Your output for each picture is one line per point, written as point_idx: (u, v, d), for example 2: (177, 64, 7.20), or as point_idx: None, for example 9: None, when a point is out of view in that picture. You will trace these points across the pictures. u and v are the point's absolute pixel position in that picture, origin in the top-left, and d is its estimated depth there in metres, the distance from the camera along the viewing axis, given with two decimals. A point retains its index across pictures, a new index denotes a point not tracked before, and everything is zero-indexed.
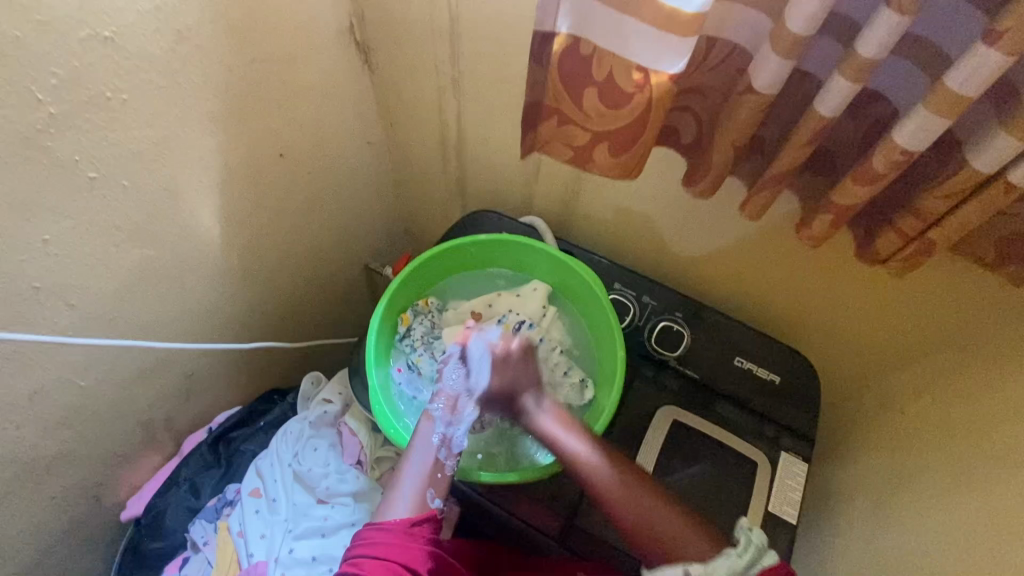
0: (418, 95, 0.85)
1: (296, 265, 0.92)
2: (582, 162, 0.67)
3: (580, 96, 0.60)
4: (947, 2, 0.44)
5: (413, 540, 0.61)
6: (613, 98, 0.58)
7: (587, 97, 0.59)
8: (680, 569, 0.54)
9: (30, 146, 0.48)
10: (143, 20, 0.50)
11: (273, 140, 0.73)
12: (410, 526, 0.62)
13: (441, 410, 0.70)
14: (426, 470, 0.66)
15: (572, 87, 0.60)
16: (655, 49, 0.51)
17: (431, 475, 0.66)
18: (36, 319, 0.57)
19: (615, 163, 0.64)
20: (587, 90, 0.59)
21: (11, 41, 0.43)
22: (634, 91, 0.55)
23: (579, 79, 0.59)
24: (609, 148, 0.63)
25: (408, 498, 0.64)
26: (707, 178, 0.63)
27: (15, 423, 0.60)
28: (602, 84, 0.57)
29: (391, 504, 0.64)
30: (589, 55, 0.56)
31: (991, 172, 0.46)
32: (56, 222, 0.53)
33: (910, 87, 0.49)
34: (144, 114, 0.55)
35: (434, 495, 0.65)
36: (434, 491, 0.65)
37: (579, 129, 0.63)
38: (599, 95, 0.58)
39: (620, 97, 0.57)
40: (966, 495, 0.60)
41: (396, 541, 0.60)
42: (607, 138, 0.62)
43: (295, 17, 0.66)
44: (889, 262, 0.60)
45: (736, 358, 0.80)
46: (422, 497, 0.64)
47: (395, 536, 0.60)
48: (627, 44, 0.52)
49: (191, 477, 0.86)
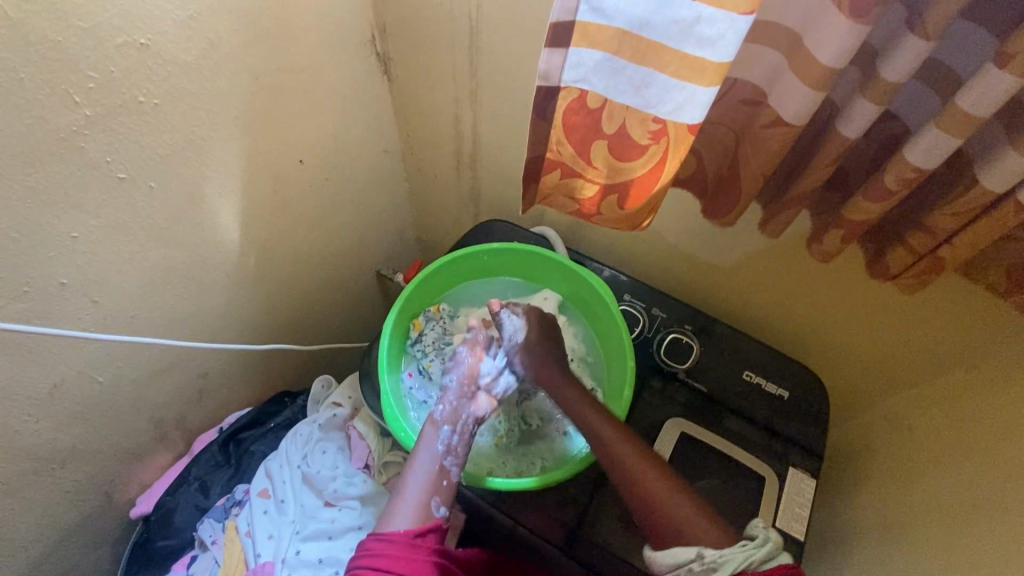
0: (436, 105, 0.87)
1: (311, 270, 0.93)
2: (589, 211, 0.68)
3: (588, 149, 0.60)
4: (960, 28, 0.45)
5: (417, 552, 0.62)
6: (626, 149, 0.58)
7: (597, 150, 0.60)
8: (693, 551, 0.56)
9: (64, 146, 0.50)
10: (177, 28, 0.52)
11: (295, 146, 0.75)
12: (415, 537, 0.63)
13: (444, 416, 0.70)
14: (432, 476, 0.67)
15: (581, 140, 0.60)
16: (677, 100, 0.51)
17: (436, 482, 0.67)
18: (61, 314, 0.58)
19: (627, 214, 0.66)
20: (596, 144, 0.59)
21: (52, 45, 0.45)
22: (650, 142, 0.56)
23: (587, 133, 0.59)
24: (620, 200, 0.64)
25: (412, 507, 0.65)
26: (730, 205, 0.65)
27: (33, 416, 0.61)
28: (614, 136, 0.58)
29: (395, 516, 0.65)
30: (598, 110, 0.56)
31: (1000, 192, 0.47)
32: (86, 220, 0.55)
33: (925, 109, 0.50)
34: (174, 118, 0.57)
35: (439, 504, 0.66)
36: (439, 499, 0.66)
37: (587, 180, 0.64)
38: (610, 147, 0.59)
39: (634, 149, 0.57)
40: (978, 515, 0.59)
41: (400, 554, 0.61)
42: (617, 188, 0.63)
43: (320, 27, 0.68)
44: (900, 278, 0.60)
45: (745, 372, 0.80)
46: (425, 507, 0.65)
47: (399, 548, 0.61)
48: (645, 97, 0.52)
49: (201, 476, 0.87)
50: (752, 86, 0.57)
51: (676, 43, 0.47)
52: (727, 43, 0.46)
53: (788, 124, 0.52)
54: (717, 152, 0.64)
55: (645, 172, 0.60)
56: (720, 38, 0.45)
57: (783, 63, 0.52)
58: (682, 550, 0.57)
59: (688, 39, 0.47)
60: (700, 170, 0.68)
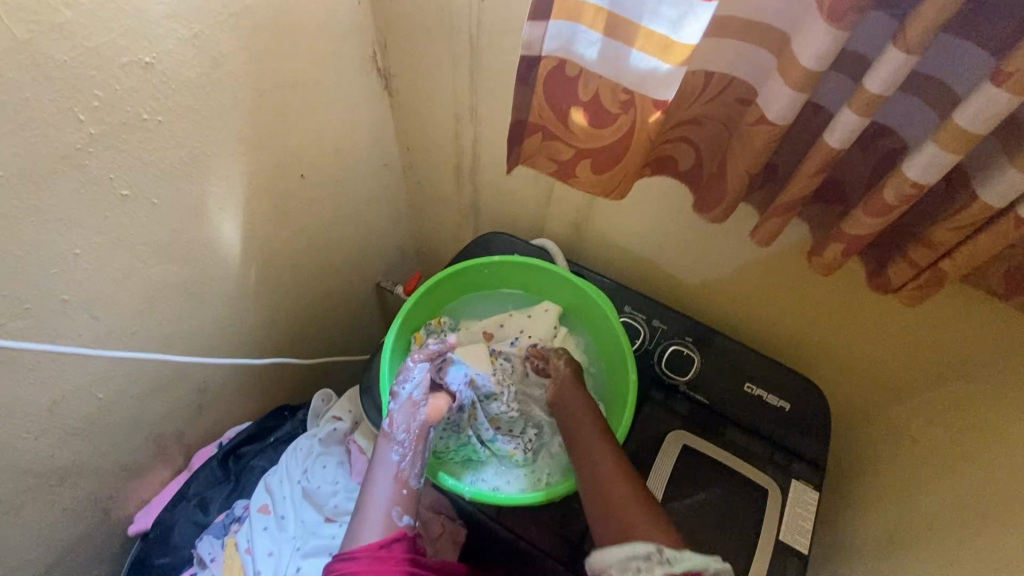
0: (434, 118, 0.88)
1: (312, 284, 0.93)
2: (567, 176, 0.68)
3: (565, 115, 0.61)
4: (950, 43, 0.46)
5: (385, 562, 0.60)
6: (599, 116, 0.59)
7: (573, 116, 0.61)
8: (653, 546, 0.57)
9: (68, 163, 0.50)
10: (180, 47, 0.53)
11: (296, 162, 0.76)
12: (380, 549, 0.61)
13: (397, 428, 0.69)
14: (391, 490, 0.66)
15: (558, 103, 0.60)
16: (644, 74, 0.52)
17: (396, 493, 0.66)
18: (62, 331, 0.58)
19: (599, 179, 0.65)
20: (573, 109, 0.60)
21: (58, 65, 0.45)
22: (620, 111, 0.57)
23: (565, 98, 0.60)
24: (593, 165, 0.64)
25: (377, 520, 0.64)
26: (720, 207, 0.64)
27: (32, 433, 0.61)
28: (588, 105, 0.59)
29: (359, 532, 0.63)
30: (576, 76, 0.58)
31: (999, 207, 0.48)
32: (87, 236, 0.55)
33: (920, 124, 0.51)
34: (176, 133, 0.57)
35: (401, 513, 0.65)
36: (400, 508, 0.65)
37: (564, 144, 0.64)
38: (585, 114, 0.60)
39: (607, 118, 0.59)
40: (982, 531, 0.59)
41: (366, 567, 0.59)
42: (590, 153, 0.64)
43: (320, 44, 0.69)
44: (900, 291, 0.61)
45: (747, 385, 0.80)
46: (388, 518, 0.64)
47: (365, 564, 0.60)
48: (614, 69, 0.54)
49: (200, 492, 0.86)
50: (746, 97, 0.58)
51: (643, 20, 0.49)
52: (688, 25, 0.47)
53: (776, 126, 0.52)
54: (709, 149, 0.65)
55: (617, 142, 0.60)
56: (681, 20, 0.47)
57: (772, 67, 0.53)
58: (639, 544, 0.58)
59: (656, 17, 0.48)
60: (695, 166, 0.68)
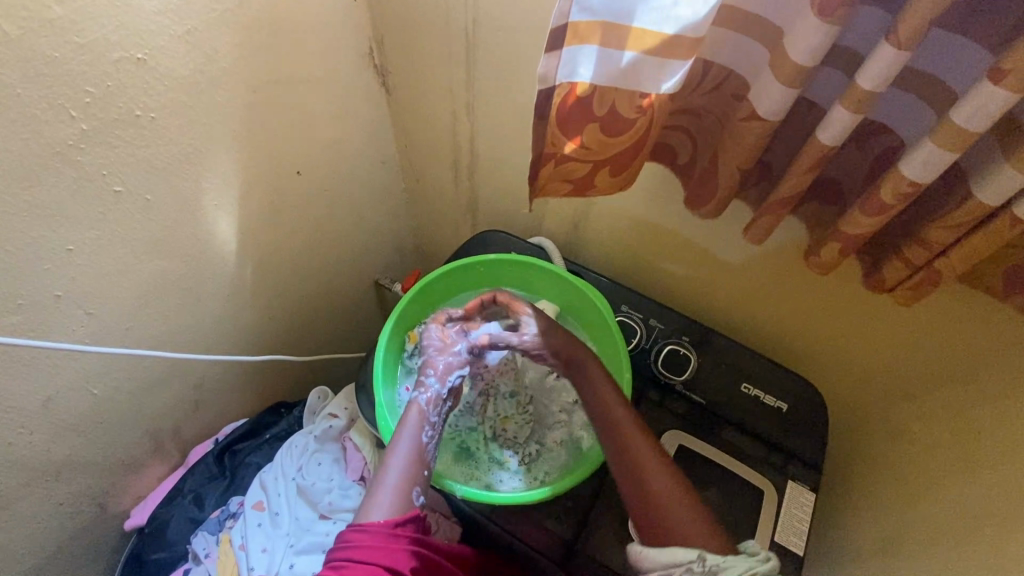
0: (432, 115, 0.87)
1: (308, 280, 0.93)
2: (583, 189, 0.66)
3: (580, 132, 0.59)
4: (947, 38, 0.45)
5: (396, 540, 0.59)
6: (615, 126, 0.58)
7: (589, 133, 0.58)
8: (696, 552, 0.55)
9: (60, 160, 0.50)
10: (173, 43, 0.53)
11: (291, 158, 0.76)
12: (394, 526, 0.60)
13: (428, 403, 0.71)
14: (412, 465, 0.65)
15: (573, 123, 0.58)
16: (658, 75, 0.52)
17: (416, 472, 0.65)
18: (57, 326, 0.58)
19: (616, 180, 0.65)
20: (589, 127, 0.58)
21: (49, 61, 0.45)
22: (638, 115, 0.57)
23: (579, 117, 0.57)
24: (611, 171, 0.63)
25: (392, 495, 0.63)
26: (711, 203, 0.64)
27: (27, 428, 0.61)
28: (604, 118, 0.57)
29: (374, 504, 0.62)
30: (588, 95, 0.55)
31: (996, 205, 0.47)
32: (80, 232, 0.55)
33: (916, 121, 0.51)
34: (169, 130, 0.57)
35: (418, 492, 0.64)
36: (418, 488, 0.64)
37: (581, 160, 0.62)
38: (602, 127, 0.58)
39: (624, 126, 0.58)
40: (980, 533, 0.58)
41: (380, 543, 0.58)
42: (608, 163, 0.62)
43: (315, 39, 0.68)
44: (896, 290, 0.60)
45: (742, 385, 0.80)
46: (405, 496, 0.63)
47: (379, 538, 0.59)
48: (628, 78, 0.53)
49: (195, 488, 0.86)
50: (741, 93, 0.57)
51: (656, 28, 0.48)
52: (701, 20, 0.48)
53: (770, 123, 0.52)
54: (704, 145, 0.64)
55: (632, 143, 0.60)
56: (695, 18, 0.47)
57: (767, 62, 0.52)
58: (679, 551, 0.56)
59: (669, 21, 0.48)
60: (690, 161, 0.68)
